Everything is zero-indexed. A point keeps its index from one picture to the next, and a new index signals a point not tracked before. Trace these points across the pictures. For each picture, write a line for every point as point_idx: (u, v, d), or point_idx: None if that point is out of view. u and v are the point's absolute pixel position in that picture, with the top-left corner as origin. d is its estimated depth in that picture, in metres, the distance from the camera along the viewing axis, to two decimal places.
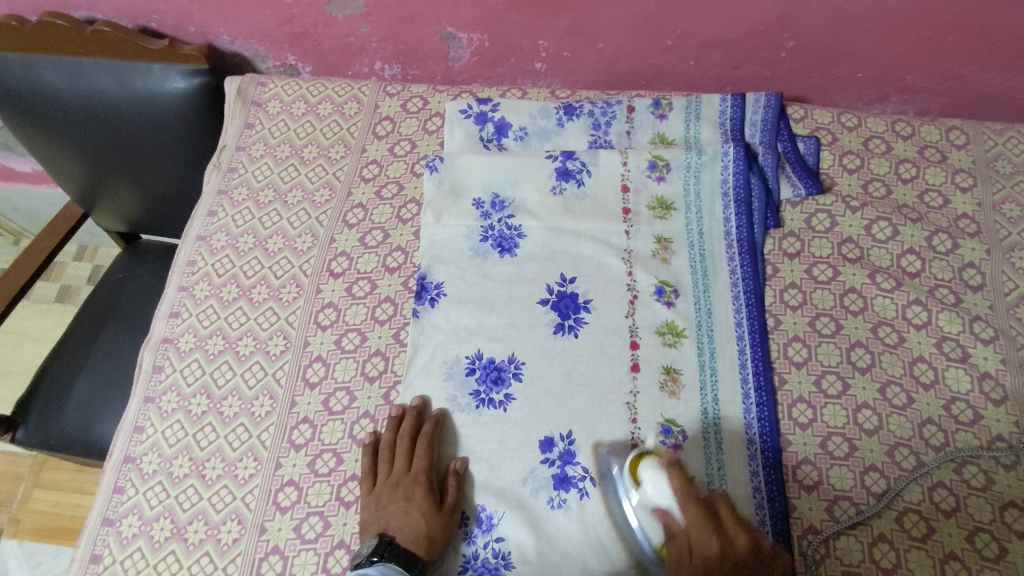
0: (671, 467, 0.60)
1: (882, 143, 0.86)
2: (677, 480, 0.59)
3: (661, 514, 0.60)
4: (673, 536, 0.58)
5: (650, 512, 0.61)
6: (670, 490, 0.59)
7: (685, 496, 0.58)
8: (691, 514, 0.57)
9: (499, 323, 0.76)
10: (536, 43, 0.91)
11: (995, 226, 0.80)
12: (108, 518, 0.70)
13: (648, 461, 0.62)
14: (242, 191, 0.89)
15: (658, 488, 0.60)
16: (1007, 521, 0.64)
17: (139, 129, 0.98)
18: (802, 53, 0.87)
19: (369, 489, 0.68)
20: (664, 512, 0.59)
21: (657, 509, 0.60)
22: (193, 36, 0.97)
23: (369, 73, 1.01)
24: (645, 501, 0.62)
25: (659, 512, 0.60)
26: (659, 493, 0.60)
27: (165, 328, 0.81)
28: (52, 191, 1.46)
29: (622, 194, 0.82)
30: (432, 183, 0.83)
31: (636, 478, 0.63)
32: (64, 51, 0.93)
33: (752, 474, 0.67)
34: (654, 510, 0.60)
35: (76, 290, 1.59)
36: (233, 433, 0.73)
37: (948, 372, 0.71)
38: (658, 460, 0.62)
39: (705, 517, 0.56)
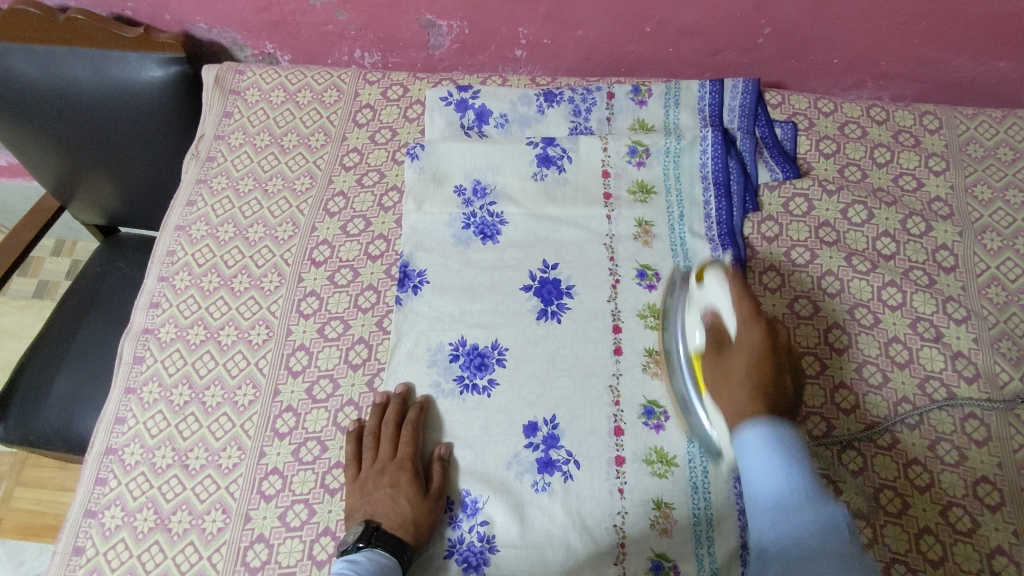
0: (735, 283, 0.68)
1: (858, 128, 0.87)
2: (741, 304, 0.67)
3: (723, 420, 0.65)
4: (718, 335, 0.67)
5: (699, 310, 0.70)
6: (725, 350, 0.66)
7: (744, 356, 0.65)
8: (744, 398, 0.62)
9: (482, 309, 0.76)
10: (516, 30, 0.91)
11: (967, 209, 0.81)
12: (90, 510, 0.70)
13: (705, 321, 0.68)
14: (221, 181, 0.88)
15: (717, 293, 0.68)
16: (979, 496, 0.66)
17: (115, 118, 0.97)
18: (779, 39, 0.88)
19: (355, 475, 0.68)
20: (716, 369, 0.65)
21: (709, 309, 0.68)
22: (168, 24, 0.96)
23: (349, 62, 1.01)
24: (700, 300, 0.70)
25: (706, 311, 0.69)
26: (715, 346, 0.67)
27: (145, 319, 0.80)
28: (27, 185, 1.43)
29: (602, 180, 0.82)
30: (414, 171, 0.83)
31: (700, 278, 0.71)
32: (37, 39, 0.92)
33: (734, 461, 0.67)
34: (704, 309, 0.69)
35: (54, 285, 1.57)
36: (216, 422, 0.73)
37: (922, 352, 0.73)
38: (723, 270, 0.69)
39: (763, 376, 0.64)
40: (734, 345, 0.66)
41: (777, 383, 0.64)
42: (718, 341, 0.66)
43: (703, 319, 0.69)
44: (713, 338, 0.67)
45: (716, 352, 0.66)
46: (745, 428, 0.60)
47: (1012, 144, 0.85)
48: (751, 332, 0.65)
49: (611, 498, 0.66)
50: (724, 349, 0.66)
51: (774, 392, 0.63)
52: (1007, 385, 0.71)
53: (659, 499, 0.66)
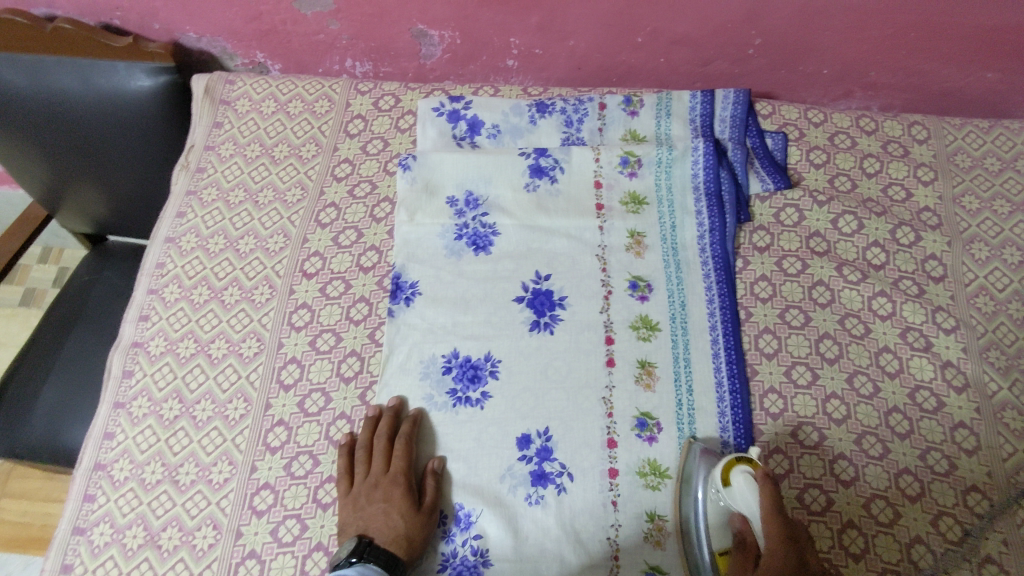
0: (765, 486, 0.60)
1: (847, 139, 0.87)
2: (769, 509, 0.59)
3: (740, 518, 0.62)
4: (744, 547, 0.61)
5: (726, 512, 0.63)
6: (754, 561, 0.60)
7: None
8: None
9: (475, 321, 0.76)
10: (508, 40, 0.91)
11: (955, 219, 0.82)
12: (78, 527, 0.69)
13: (734, 526, 0.62)
14: (211, 192, 0.87)
15: (745, 498, 0.61)
16: (969, 504, 0.66)
17: (104, 128, 0.96)
18: (770, 50, 0.88)
19: (347, 489, 0.67)
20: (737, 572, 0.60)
21: (738, 513, 0.62)
22: (158, 33, 0.95)
23: (340, 71, 1.00)
24: (726, 501, 0.63)
25: (738, 515, 0.62)
26: (739, 561, 0.60)
27: (135, 333, 0.79)
28: (13, 193, 1.40)
29: (595, 190, 0.82)
30: (406, 182, 0.83)
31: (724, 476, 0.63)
32: (23, 49, 0.90)
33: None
34: (732, 512, 0.62)
35: (41, 293, 1.55)
36: (207, 437, 0.72)
37: (913, 362, 0.73)
38: (752, 472, 0.62)
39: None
40: (760, 564, 0.59)
41: None
42: (744, 556, 0.60)
43: (730, 516, 0.63)
44: (739, 556, 0.60)
45: (741, 567, 0.60)
46: None
47: (999, 154, 0.86)
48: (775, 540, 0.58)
49: (604, 510, 0.66)
50: (751, 565, 0.60)
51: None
52: (996, 394, 0.71)
53: (653, 511, 0.67)
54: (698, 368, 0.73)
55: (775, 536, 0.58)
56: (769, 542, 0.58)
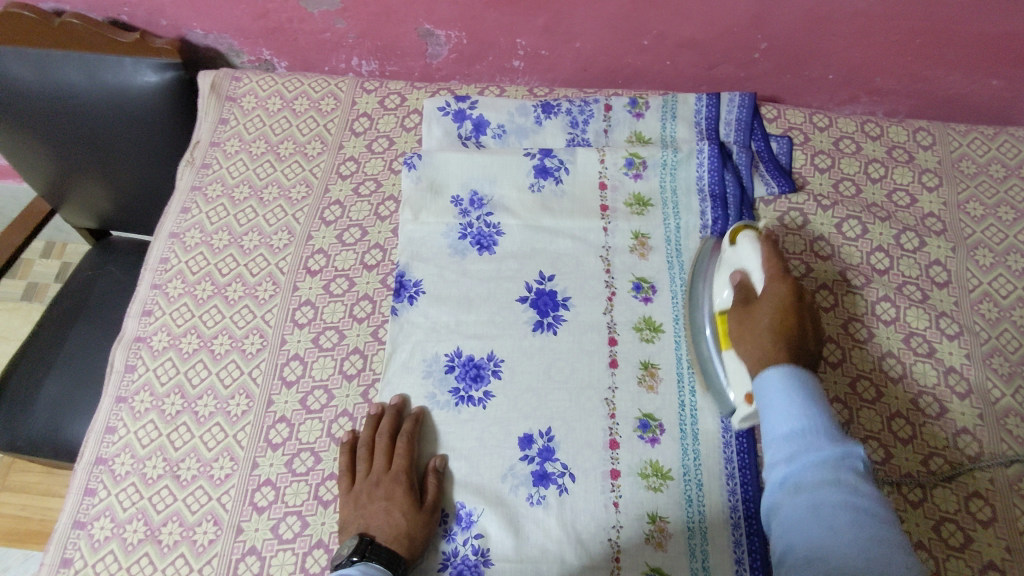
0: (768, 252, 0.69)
1: (852, 144, 0.87)
2: (768, 265, 0.68)
3: (739, 274, 0.70)
4: (745, 291, 0.69)
5: (728, 272, 0.71)
6: (752, 303, 0.68)
7: (770, 306, 0.66)
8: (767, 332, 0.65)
9: (478, 320, 0.76)
10: (514, 41, 0.91)
11: (960, 225, 0.82)
12: (79, 521, 0.69)
13: (733, 280, 0.70)
14: (215, 188, 0.87)
15: (746, 254, 0.70)
16: (971, 510, 0.66)
17: (110, 124, 0.96)
18: (775, 54, 0.88)
19: (348, 487, 0.67)
20: (739, 320, 0.67)
21: (737, 270, 0.71)
22: (165, 29, 0.95)
23: (346, 69, 1.00)
24: (733, 260, 0.72)
25: (736, 271, 0.71)
26: (742, 299, 0.69)
27: (138, 327, 0.79)
28: (17, 187, 1.39)
29: (599, 191, 0.82)
30: (410, 181, 0.83)
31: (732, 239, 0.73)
32: (30, 43, 0.90)
33: (727, 476, 0.68)
34: (733, 271, 0.71)
35: (43, 288, 1.55)
36: (209, 432, 0.72)
37: (916, 367, 0.73)
38: (756, 234, 0.71)
39: (790, 333, 0.64)
40: (763, 293, 0.68)
41: (799, 326, 0.65)
42: (744, 296, 0.69)
43: (730, 278, 0.71)
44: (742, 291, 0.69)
45: (745, 304, 0.68)
46: (768, 371, 0.61)
47: (1004, 161, 0.86)
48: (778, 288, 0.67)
49: (606, 511, 0.66)
50: (754, 302, 0.68)
51: (798, 339, 0.65)
52: (999, 400, 0.71)
53: (654, 513, 0.66)
54: None
55: (773, 270, 0.68)
56: (767, 306, 0.66)
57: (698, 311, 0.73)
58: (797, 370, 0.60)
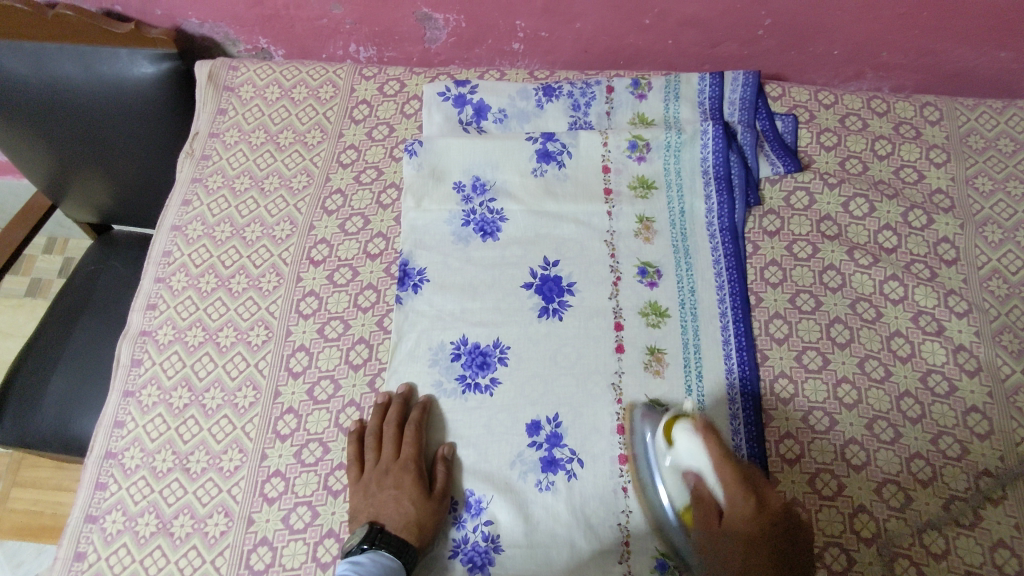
0: (706, 437, 0.60)
1: (858, 121, 0.86)
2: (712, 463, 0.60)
3: (694, 476, 0.61)
4: (701, 501, 0.61)
5: (680, 472, 0.63)
6: (713, 515, 0.59)
7: (734, 531, 0.57)
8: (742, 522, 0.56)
9: (483, 308, 0.75)
10: (513, 23, 0.90)
11: (968, 201, 0.81)
12: (91, 516, 0.69)
13: (689, 484, 0.62)
14: (216, 179, 0.87)
15: (690, 449, 0.61)
16: (981, 489, 0.66)
17: (108, 117, 0.95)
18: (779, 31, 0.87)
19: (359, 476, 0.67)
20: (705, 536, 0.59)
21: (691, 470, 0.62)
22: (160, 19, 0.94)
23: (344, 56, 0.99)
24: (678, 459, 0.63)
25: (691, 473, 0.62)
26: (703, 517, 0.60)
27: (143, 321, 0.79)
28: (17, 183, 1.39)
29: (603, 175, 0.82)
30: (412, 168, 0.82)
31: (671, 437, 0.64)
32: (24, 36, 0.90)
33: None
34: (687, 472, 0.62)
35: (47, 283, 1.55)
36: (217, 425, 0.72)
37: (925, 346, 0.73)
38: (691, 422, 0.62)
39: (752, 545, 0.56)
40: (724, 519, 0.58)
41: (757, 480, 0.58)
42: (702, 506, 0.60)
43: (684, 479, 0.63)
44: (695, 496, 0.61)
45: (705, 523, 0.60)
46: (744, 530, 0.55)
47: (1012, 135, 0.84)
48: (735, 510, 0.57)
49: (614, 496, 0.66)
50: (714, 521, 0.59)
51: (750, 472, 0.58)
52: (1009, 377, 0.71)
53: None
54: (708, 353, 0.73)
55: (721, 465, 0.58)
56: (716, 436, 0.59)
57: (649, 434, 0.68)
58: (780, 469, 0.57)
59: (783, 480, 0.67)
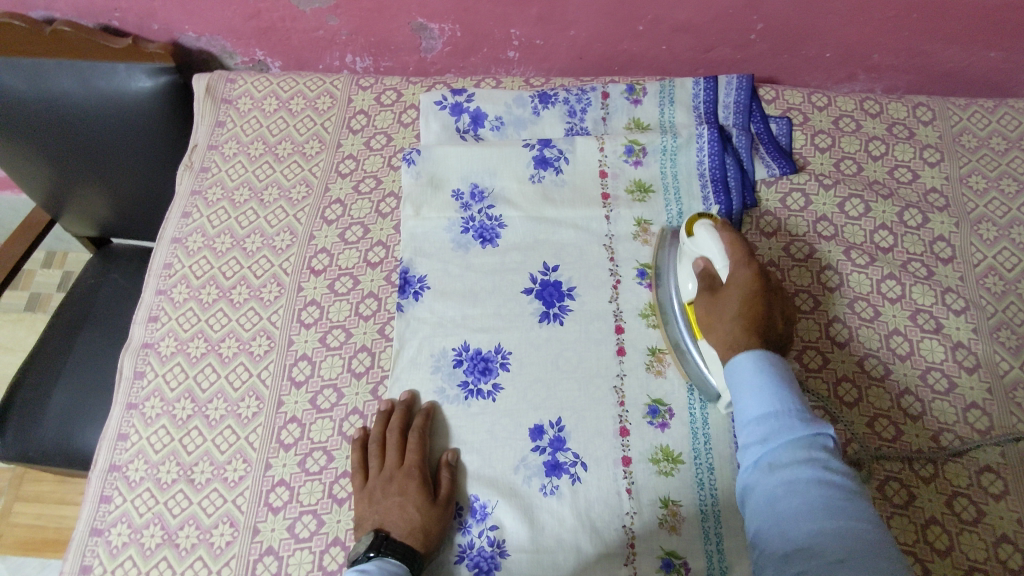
0: (730, 239, 0.67)
1: (852, 122, 0.87)
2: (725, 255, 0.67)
3: (704, 263, 0.69)
4: (709, 276, 0.68)
5: (692, 260, 0.70)
6: (718, 288, 0.67)
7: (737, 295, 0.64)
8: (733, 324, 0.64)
9: (484, 314, 0.76)
10: (508, 31, 0.90)
11: (962, 199, 0.82)
12: (96, 529, 0.69)
13: (697, 271, 0.69)
14: (216, 191, 0.87)
15: (707, 243, 0.69)
16: (983, 484, 0.66)
17: (106, 131, 0.96)
18: (772, 35, 0.88)
19: (363, 483, 0.67)
20: (709, 305, 0.66)
21: (702, 259, 0.69)
22: (157, 34, 0.95)
23: (340, 67, 1.00)
24: (693, 252, 0.71)
25: (699, 261, 0.69)
26: (707, 286, 0.68)
27: (145, 334, 0.79)
28: (15, 198, 1.39)
29: (600, 179, 0.82)
30: (411, 176, 0.82)
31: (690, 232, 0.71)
32: (22, 52, 0.90)
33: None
34: (697, 261, 0.69)
35: (47, 298, 1.55)
36: (221, 435, 0.72)
37: (923, 343, 0.73)
38: (711, 222, 0.70)
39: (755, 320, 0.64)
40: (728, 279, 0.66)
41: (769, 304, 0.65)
42: (709, 284, 0.68)
43: (693, 266, 0.70)
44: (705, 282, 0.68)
45: (711, 290, 0.67)
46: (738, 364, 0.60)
47: (1005, 134, 0.85)
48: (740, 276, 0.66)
49: (618, 498, 0.67)
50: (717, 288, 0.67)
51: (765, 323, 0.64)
52: (1008, 373, 0.71)
53: (667, 498, 0.67)
54: None
55: (738, 260, 0.66)
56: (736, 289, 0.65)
57: (671, 323, 0.73)
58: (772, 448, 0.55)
59: None
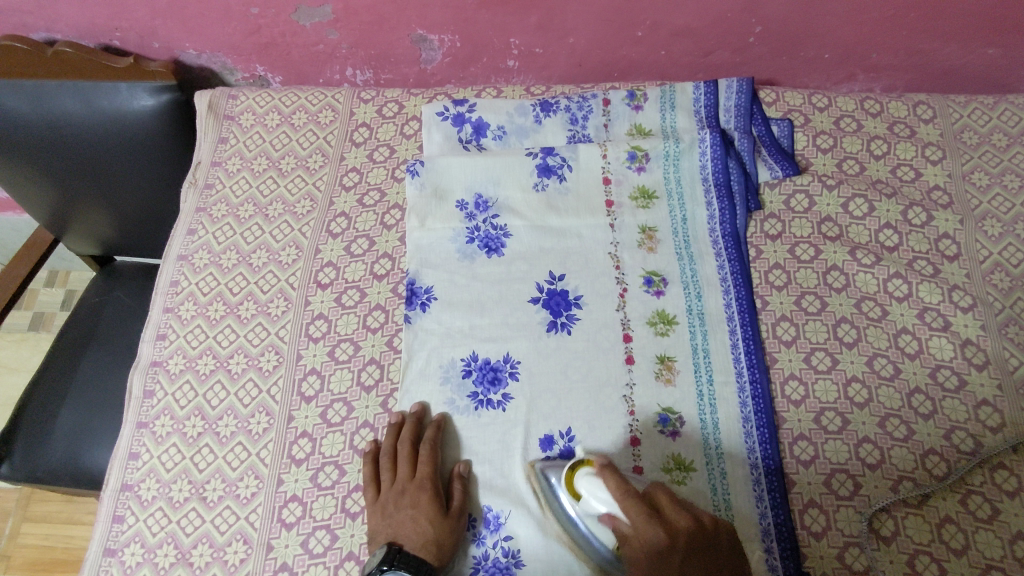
0: (604, 473, 0.61)
1: (853, 122, 0.87)
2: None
3: (606, 519, 0.61)
4: (616, 530, 0.60)
5: (592, 519, 0.62)
6: (627, 538, 0.59)
7: (660, 525, 0.58)
8: (676, 559, 0.57)
9: (491, 323, 0.76)
10: (508, 41, 0.91)
11: (966, 196, 0.82)
12: (109, 549, 0.69)
13: (604, 523, 0.61)
14: (220, 208, 0.87)
15: (597, 496, 0.61)
16: (996, 482, 0.66)
17: (108, 150, 0.96)
18: (770, 37, 0.88)
19: (376, 497, 0.67)
20: (632, 560, 0.58)
21: (603, 513, 0.61)
22: (158, 52, 0.95)
23: (341, 80, 1.00)
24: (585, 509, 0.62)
25: (601, 517, 0.61)
26: (624, 535, 0.59)
27: (153, 352, 0.79)
28: (19, 219, 1.39)
29: (603, 187, 0.82)
30: (415, 188, 0.83)
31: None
32: (23, 74, 0.91)
33: (752, 467, 0.68)
34: (597, 513, 0.61)
35: (50, 317, 1.55)
36: (232, 452, 0.72)
37: (932, 342, 0.73)
38: (592, 468, 0.63)
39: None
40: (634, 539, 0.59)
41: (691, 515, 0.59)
42: (620, 536, 0.59)
43: (599, 520, 0.61)
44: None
45: (625, 542, 0.59)
46: None
47: (1006, 130, 0.85)
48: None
49: None
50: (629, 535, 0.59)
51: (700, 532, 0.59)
52: (1017, 369, 0.71)
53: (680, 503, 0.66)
54: (718, 359, 0.73)
55: (625, 491, 0.60)
56: (654, 528, 0.58)
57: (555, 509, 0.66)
58: None
59: (799, 481, 0.68)
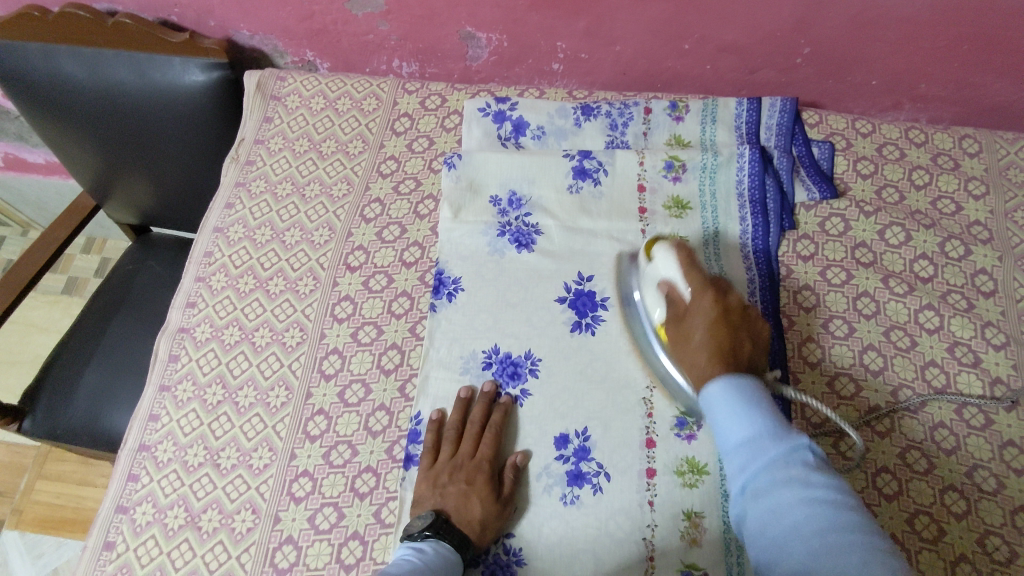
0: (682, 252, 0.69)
1: (896, 150, 0.86)
2: (692, 278, 0.67)
3: (666, 285, 0.69)
4: (674, 303, 0.68)
5: (655, 285, 0.70)
6: (682, 319, 0.67)
7: (704, 324, 0.64)
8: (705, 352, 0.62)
9: (514, 319, 0.76)
10: (555, 44, 0.91)
11: (1007, 233, 0.80)
12: (122, 506, 0.71)
13: (662, 295, 0.69)
14: (259, 185, 0.89)
15: (666, 265, 0.69)
16: (1015, 524, 0.64)
17: (158, 122, 0.99)
18: (818, 59, 0.88)
19: (430, 465, 0.68)
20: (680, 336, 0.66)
21: (663, 282, 0.69)
22: (213, 30, 0.98)
23: (387, 71, 1.02)
24: (654, 275, 0.71)
25: (661, 286, 0.70)
26: (673, 317, 0.68)
27: (181, 318, 0.81)
28: (63, 184, 1.43)
29: (638, 194, 0.82)
30: (450, 179, 0.83)
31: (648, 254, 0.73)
32: (85, 42, 0.93)
33: None
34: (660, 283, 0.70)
35: (83, 282, 1.59)
36: (248, 423, 0.73)
37: (960, 376, 0.72)
38: (671, 243, 0.71)
39: (721, 343, 0.62)
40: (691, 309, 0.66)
41: (735, 340, 0.63)
42: (675, 312, 0.67)
43: (660, 291, 0.70)
44: (671, 309, 0.68)
45: (677, 319, 0.67)
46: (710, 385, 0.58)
47: None
48: (705, 306, 0.65)
49: (641, 511, 0.65)
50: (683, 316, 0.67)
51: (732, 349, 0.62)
52: None
53: (690, 510, 0.65)
54: None
55: (696, 285, 0.66)
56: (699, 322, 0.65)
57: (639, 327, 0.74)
58: (733, 377, 0.58)
59: None
